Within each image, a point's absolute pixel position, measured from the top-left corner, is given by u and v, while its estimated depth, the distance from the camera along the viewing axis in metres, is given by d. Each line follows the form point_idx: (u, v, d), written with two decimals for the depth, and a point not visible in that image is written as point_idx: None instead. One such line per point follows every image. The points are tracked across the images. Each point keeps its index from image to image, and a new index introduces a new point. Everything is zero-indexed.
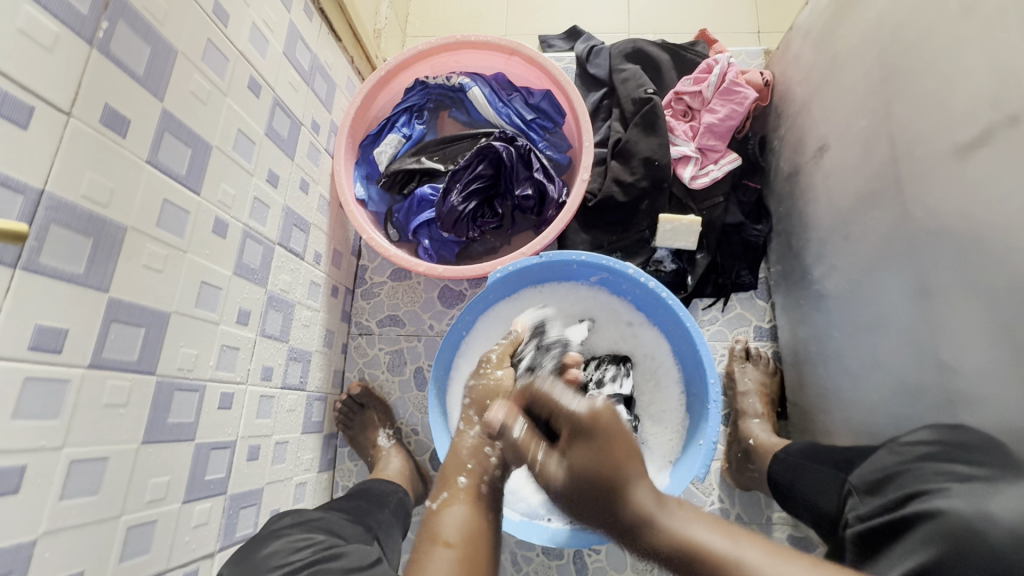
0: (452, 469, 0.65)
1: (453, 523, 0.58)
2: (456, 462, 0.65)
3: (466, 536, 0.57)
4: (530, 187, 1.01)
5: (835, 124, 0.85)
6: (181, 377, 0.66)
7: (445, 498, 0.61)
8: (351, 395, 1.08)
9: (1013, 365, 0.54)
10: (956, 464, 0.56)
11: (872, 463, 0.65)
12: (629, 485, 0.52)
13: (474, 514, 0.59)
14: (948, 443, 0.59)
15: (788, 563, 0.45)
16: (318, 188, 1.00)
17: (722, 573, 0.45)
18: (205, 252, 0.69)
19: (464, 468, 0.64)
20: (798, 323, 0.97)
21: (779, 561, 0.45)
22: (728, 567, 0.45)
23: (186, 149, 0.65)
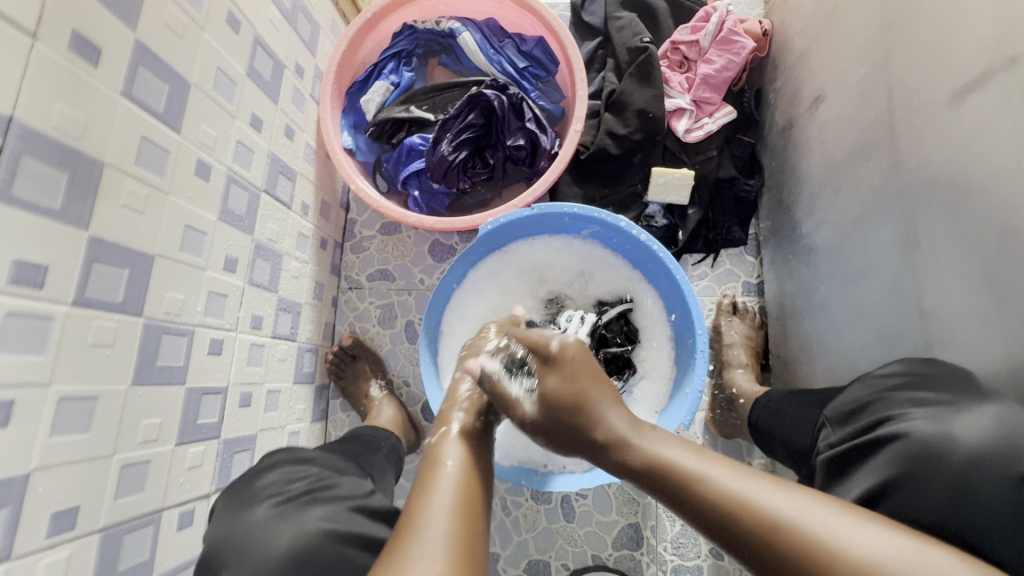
0: (453, 411, 0.67)
1: (456, 449, 0.59)
2: (461, 407, 0.68)
3: (472, 462, 0.57)
4: (523, 138, 0.99)
5: (831, 74, 0.83)
6: (169, 321, 0.65)
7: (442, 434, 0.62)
8: (342, 346, 1.08)
9: (998, 310, 0.55)
10: (924, 394, 0.57)
11: (844, 396, 0.65)
12: (602, 407, 0.54)
13: (473, 448, 0.60)
14: (919, 374, 0.60)
15: (762, 487, 0.45)
16: (304, 136, 0.97)
17: (707, 506, 0.45)
18: (189, 194, 0.68)
19: (468, 412, 0.67)
20: (786, 277, 0.98)
21: (755, 486, 0.45)
22: (708, 496, 0.46)
23: (164, 85, 0.63)
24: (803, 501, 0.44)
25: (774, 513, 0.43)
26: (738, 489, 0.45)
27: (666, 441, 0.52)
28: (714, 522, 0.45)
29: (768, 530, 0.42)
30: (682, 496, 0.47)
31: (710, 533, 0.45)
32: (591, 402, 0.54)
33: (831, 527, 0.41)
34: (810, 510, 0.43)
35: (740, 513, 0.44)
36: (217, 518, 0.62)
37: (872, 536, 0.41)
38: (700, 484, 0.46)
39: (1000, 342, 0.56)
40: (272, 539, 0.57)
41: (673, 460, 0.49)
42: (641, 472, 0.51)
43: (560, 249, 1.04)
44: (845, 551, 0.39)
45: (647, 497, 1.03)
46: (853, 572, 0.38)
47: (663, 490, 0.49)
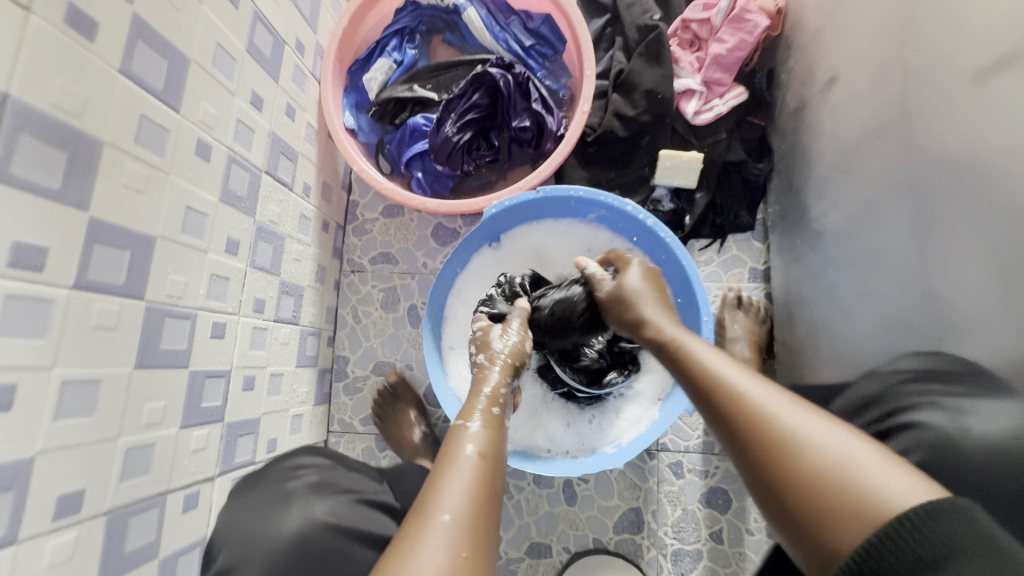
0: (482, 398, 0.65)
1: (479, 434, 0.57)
2: (486, 393, 0.67)
3: (493, 446, 0.56)
4: (528, 119, 0.97)
5: (847, 54, 0.81)
6: (171, 304, 0.64)
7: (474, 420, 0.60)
8: (390, 385, 1.07)
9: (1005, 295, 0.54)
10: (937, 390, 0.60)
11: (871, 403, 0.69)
12: (644, 304, 0.69)
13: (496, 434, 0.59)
14: (923, 368, 0.63)
15: (791, 404, 0.46)
16: (305, 116, 0.95)
17: (744, 419, 0.47)
18: (189, 174, 0.66)
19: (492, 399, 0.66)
20: (793, 263, 0.96)
21: (785, 402, 0.46)
22: (744, 409, 0.47)
23: (162, 60, 0.61)
24: (825, 420, 0.44)
25: (795, 431, 0.43)
26: (768, 405, 0.46)
27: (721, 356, 0.55)
28: (746, 435, 0.46)
29: (790, 448, 0.43)
30: (724, 410, 0.49)
31: (741, 450, 0.46)
32: (639, 300, 0.69)
33: (848, 445, 0.41)
34: (832, 428, 0.43)
35: (768, 429, 0.45)
36: (229, 513, 0.66)
37: (895, 474, 0.39)
38: (737, 398, 0.48)
39: (1007, 325, 0.53)
40: (276, 524, 0.61)
41: (720, 373, 0.52)
42: (691, 387, 0.54)
43: (566, 233, 1.02)
44: (859, 470, 0.39)
45: (649, 481, 1.03)
46: (862, 491, 0.38)
47: (709, 406, 0.51)
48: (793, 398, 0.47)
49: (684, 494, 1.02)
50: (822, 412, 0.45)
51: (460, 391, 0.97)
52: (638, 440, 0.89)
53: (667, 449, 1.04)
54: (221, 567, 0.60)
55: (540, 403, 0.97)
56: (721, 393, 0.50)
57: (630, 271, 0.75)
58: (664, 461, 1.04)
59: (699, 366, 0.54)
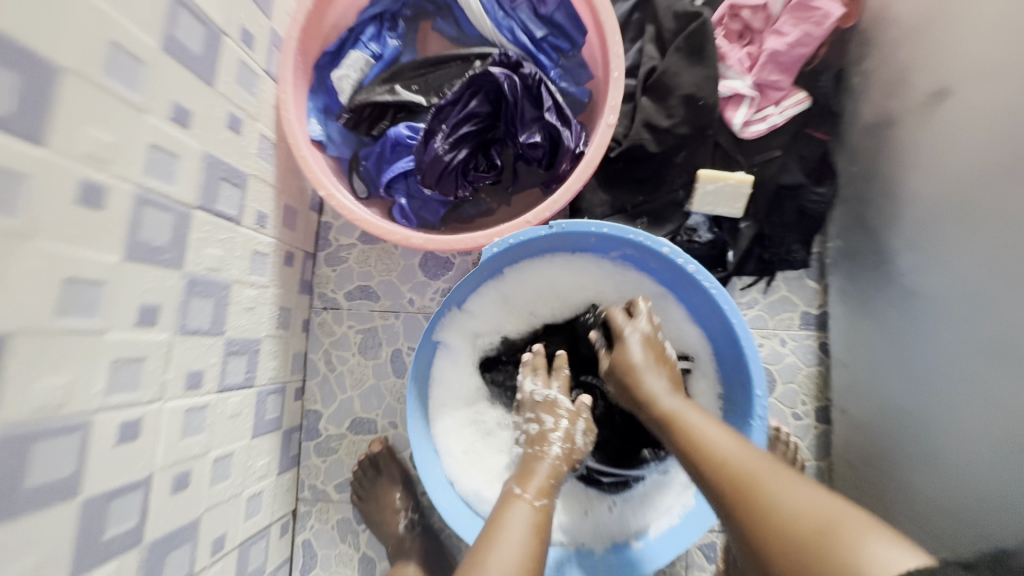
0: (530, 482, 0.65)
1: (520, 519, 0.60)
2: (536, 475, 0.66)
3: (532, 538, 0.58)
4: (539, 133, 0.77)
5: (965, 60, 0.61)
6: (43, 419, 0.46)
7: (529, 489, 0.64)
8: (368, 457, 0.92)
9: None
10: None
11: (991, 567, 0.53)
12: (647, 372, 0.67)
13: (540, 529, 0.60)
14: None
15: (778, 477, 0.50)
16: (257, 126, 0.75)
17: (733, 492, 0.51)
18: (65, 233, 0.47)
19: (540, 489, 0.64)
20: (865, 318, 0.78)
21: (773, 474, 0.51)
22: (739, 487, 0.51)
23: (8, 74, 0.41)
24: (816, 497, 0.47)
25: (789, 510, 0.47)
26: (746, 466, 0.52)
27: (716, 429, 0.58)
28: (744, 514, 0.49)
29: (788, 528, 0.46)
30: (721, 489, 0.52)
31: (738, 526, 0.50)
32: (642, 368, 0.67)
33: (839, 521, 0.44)
34: (820, 505, 0.46)
35: (763, 509, 0.48)
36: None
37: (885, 546, 0.41)
38: (722, 467, 0.54)
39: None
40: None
41: (713, 446, 0.56)
42: (687, 458, 0.58)
43: (583, 273, 0.84)
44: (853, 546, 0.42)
45: (676, 567, 0.87)
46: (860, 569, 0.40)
47: (705, 480, 0.55)
48: (781, 470, 0.51)
49: None
50: (812, 485, 0.49)
51: (453, 469, 0.81)
52: (670, 540, 0.73)
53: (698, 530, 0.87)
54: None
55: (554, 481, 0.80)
56: (710, 466, 0.55)
57: (630, 336, 0.70)
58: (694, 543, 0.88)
59: (689, 438, 0.58)
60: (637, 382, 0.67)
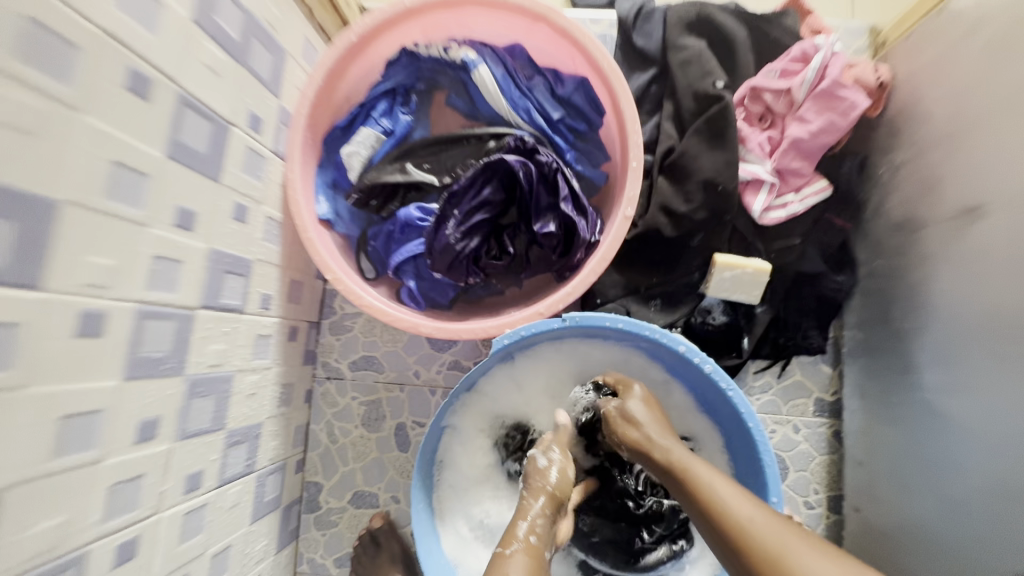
0: (516, 530, 0.64)
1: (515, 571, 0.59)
2: (523, 527, 0.64)
3: None
4: (554, 222, 0.75)
5: (1000, 180, 0.59)
6: (36, 567, 0.44)
7: (514, 543, 0.62)
8: (368, 531, 0.90)
9: None
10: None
11: None
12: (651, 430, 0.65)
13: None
14: None
15: (797, 540, 0.49)
16: (263, 209, 0.73)
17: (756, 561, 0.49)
18: (64, 371, 0.45)
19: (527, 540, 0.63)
20: (886, 423, 0.75)
21: (790, 535, 0.49)
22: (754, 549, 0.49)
23: (2, 223, 0.39)
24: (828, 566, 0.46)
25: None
26: (774, 543, 0.49)
27: (732, 491, 0.55)
28: None
29: None
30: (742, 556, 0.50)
31: None
32: (650, 436, 0.64)
33: None
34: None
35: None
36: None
37: None
38: (749, 538, 0.50)
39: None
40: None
41: (736, 514, 0.52)
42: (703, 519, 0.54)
43: (595, 360, 0.81)
44: None
45: None
46: None
47: (724, 548, 0.52)
48: (800, 534, 0.49)
49: None
50: (825, 549, 0.48)
51: (459, 557, 0.79)
52: None
53: None
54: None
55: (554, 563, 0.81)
56: (732, 535, 0.51)
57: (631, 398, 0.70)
58: None
59: (709, 501, 0.55)
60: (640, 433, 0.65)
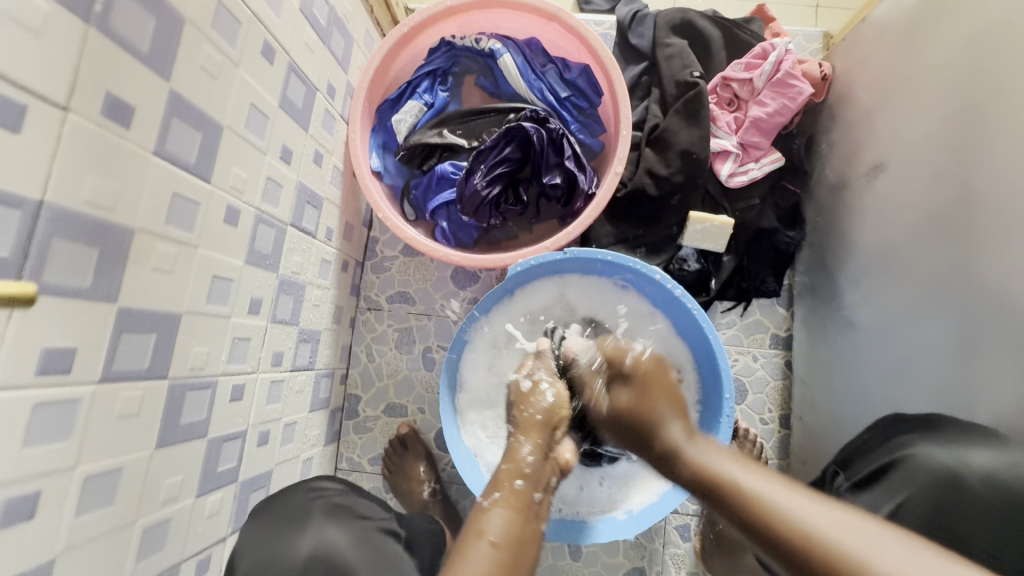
0: (504, 477, 0.69)
1: (496, 525, 0.62)
2: (510, 472, 0.70)
3: (508, 539, 0.61)
4: (559, 176, 0.95)
5: (897, 143, 0.79)
6: (193, 377, 0.63)
7: (490, 497, 0.67)
8: (398, 435, 1.07)
9: None
10: (926, 443, 0.65)
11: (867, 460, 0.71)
12: (665, 419, 0.62)
13: (516, 521, 0.63)
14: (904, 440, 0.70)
15: (781, 489, 0.48)
16: (332, 159, 0.93)
17: (743, 509, 0.48)
18: (217, 244, 0.65)
19: (516, 477, 0.69)
20: (819, 343, 0.94)
21: (775, 487, 0.49)
22: (731, 490, 0.50)
23: (196, 133, 0.58)
24: (806, 498, 0.47)
25: (785, 516, 0.46)
26: (756, 486, 0.49)
27: (712, 450, 0.56)
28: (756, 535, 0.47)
29: (791, 543, 0.44)
30: (730, 507, 0.50)
31: (750, 537, 0.48)
32: (653, 410, 0.64)
33: (835, 532, 0.43)
34: (812, 510, 0.45)
35: (759, 516, 0.47)
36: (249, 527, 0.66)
37: (890, 552, 0.41)
38: (734, 481, 0.51)
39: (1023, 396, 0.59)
40: (294, 545, 0.62)
41: (725, 466, 0.53)
42: (697, 482, 0.54)
43: (591, 291, 1.02)
44: (859, 557, 0.41)
45: (655, 542, 1.03)
46: (852, 573, 0.41)
47: (721, 503, 0.51)
48: (786, 483, 0.49)
49: (689, 558, 1.02)
50: (811, 493, 0.48)
51: (477, 450, 0.98)
52: (649, 511, 0.89)
53: (675, 511, 1.03)
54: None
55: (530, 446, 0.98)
56: (738, 504, 0.49)
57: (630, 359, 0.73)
58: (672, 524, 1.03)
59: (712, 474, 0.53)
60: (643, 410, 0.64)
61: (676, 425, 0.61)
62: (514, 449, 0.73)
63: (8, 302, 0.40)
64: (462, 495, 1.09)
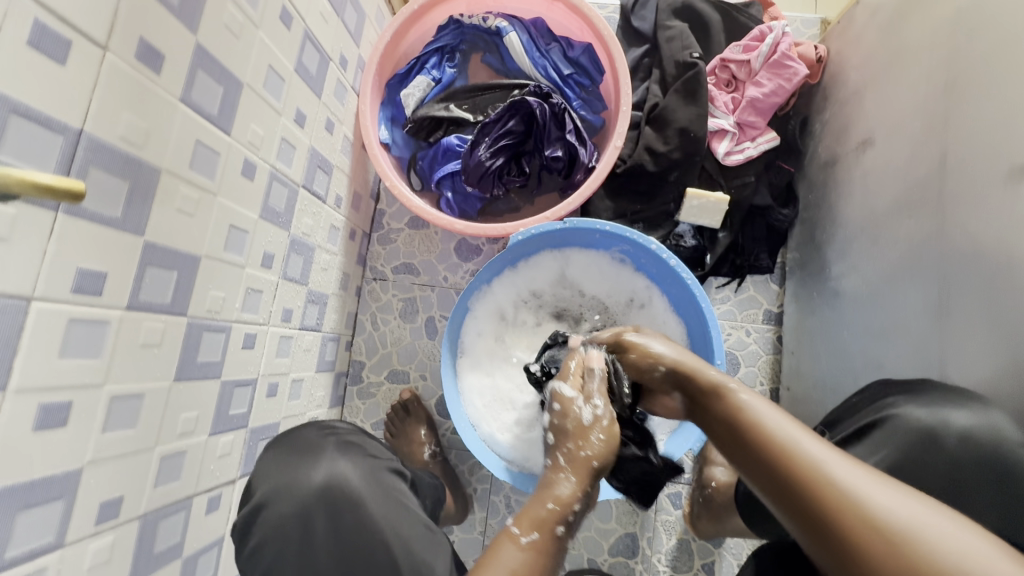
0: (541, 514, 0.59)
1: (516, 564, 0.54)
2: (551, 515, 0.59)
3: None
4: (561, 149, 0.98)
5: (885, 118, 0.82)
6: (209, 318, 0.67)
7: (522, 528, 0.58)
8: (401, 400, 1.11)
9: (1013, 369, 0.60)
10: (909, 404, 0.65)
11: (856, 418, 0.70)
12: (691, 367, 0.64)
13: (540, 564, 0.55)
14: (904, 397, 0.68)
15: (806, 435, 0.49)
16: (342, 129, 0.97)
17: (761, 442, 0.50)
18: (235, 195, 0.68)
19: (554, 521, 0.58)
20: (807, 315, 0.98)
21: (797, 430, 0.49)
22: (751, 428, 0.51)
23: (218, 86, 0.62)
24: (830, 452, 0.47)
25: (808, 460, 0.46)
26: (781, 427, 0.50)
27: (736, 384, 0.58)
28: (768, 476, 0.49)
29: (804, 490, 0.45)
30: (749, 444, 0.51)
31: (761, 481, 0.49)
32: (682, 360, 0.66)
33: (855, 482, 0.44)
34: (836, 461, 0.46)
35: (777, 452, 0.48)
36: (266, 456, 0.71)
37: (904, 504, 0.42)
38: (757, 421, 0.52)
39: (994, 360, 0.62)
40: (308, 475, 0.67)
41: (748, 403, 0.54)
42: (719, 420, 0.56)
43: (588, 263, 1.05)
44: (871, 513, 0.42)
45: (647, 509, 1.06)
46: (865, 532, 0.42)
47: (735, 441, 0.53)
48: (805, 430, 0.50)
49: (680, 525, 1.05)
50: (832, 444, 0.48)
51: (477, 419, 1.00)
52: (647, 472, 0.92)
53: (667, 480, 1.07)
54: (255, 504, 0.67)
55: (523, 412, 1.00)
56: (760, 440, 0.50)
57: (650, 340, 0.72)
58: (664, 492, 1.07)
59: (731, 404, 0.55)
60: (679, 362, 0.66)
61: (703, 369, 0.63)
62: (551, 485, 0.61)
63: (50, 191, 0.40)
64: (461, 461, 1.12)
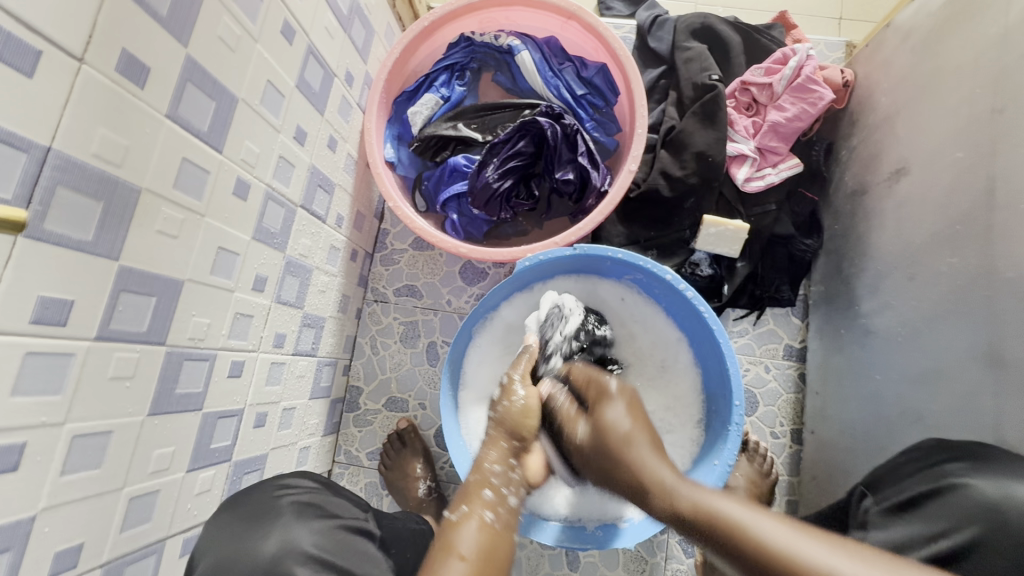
0: (474, 484, 0.63)
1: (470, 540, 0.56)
2: (479, 481, 0.63)
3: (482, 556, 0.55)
4: (572, 172, 0.94)
5: (922, 148, 0.77)
6: (192, 347, 0.63)
7: (457, 510, 0.60)
8: (397, 430, 1.06)
9: None
10: (974, 476, 0.59)
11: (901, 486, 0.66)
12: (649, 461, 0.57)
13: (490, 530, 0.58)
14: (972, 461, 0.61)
15: (800, 537, 0.44)
16: (345, 147, 0.94)
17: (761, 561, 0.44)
18: (224, 216, 0.64)
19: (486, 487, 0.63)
20: (834, 353, 0.92)
21: (794, 536, 0.44)
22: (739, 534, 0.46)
23: (210, 102, 0.59)
24: (836, 552, 0.43)
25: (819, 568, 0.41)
26: (778, 540, 0.44)
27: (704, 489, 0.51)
28: None
29: None
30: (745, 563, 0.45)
31: None
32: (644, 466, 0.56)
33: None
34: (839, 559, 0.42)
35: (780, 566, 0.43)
36: (211, 521, 0.64)
37: None
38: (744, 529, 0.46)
39: None
40: (256, 547, 0.61)
41: (724, 510, 0.48)
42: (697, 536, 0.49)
43: (600, 292, 0.99)
44: None
45: (657, 556, 0.99)
46: None
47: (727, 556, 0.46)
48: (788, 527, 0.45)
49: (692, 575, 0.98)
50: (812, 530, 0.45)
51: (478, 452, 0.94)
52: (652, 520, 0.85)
53: None
54: None
55: None
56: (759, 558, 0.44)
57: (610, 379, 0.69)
58: (675, 537, 0.99)
59: (703, 513, 0.49)
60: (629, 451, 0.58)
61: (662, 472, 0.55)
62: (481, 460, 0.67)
63: None
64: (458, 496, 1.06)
